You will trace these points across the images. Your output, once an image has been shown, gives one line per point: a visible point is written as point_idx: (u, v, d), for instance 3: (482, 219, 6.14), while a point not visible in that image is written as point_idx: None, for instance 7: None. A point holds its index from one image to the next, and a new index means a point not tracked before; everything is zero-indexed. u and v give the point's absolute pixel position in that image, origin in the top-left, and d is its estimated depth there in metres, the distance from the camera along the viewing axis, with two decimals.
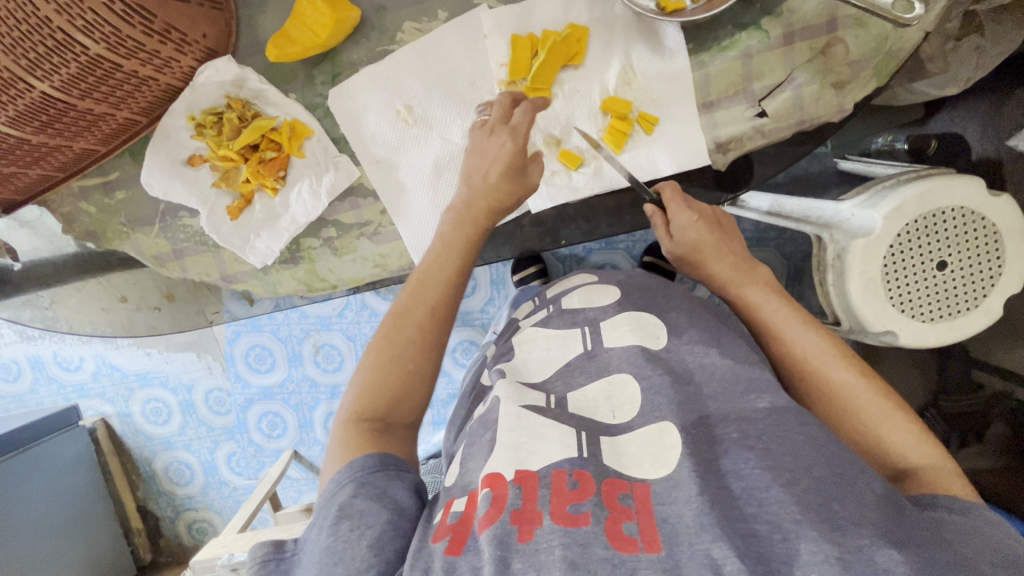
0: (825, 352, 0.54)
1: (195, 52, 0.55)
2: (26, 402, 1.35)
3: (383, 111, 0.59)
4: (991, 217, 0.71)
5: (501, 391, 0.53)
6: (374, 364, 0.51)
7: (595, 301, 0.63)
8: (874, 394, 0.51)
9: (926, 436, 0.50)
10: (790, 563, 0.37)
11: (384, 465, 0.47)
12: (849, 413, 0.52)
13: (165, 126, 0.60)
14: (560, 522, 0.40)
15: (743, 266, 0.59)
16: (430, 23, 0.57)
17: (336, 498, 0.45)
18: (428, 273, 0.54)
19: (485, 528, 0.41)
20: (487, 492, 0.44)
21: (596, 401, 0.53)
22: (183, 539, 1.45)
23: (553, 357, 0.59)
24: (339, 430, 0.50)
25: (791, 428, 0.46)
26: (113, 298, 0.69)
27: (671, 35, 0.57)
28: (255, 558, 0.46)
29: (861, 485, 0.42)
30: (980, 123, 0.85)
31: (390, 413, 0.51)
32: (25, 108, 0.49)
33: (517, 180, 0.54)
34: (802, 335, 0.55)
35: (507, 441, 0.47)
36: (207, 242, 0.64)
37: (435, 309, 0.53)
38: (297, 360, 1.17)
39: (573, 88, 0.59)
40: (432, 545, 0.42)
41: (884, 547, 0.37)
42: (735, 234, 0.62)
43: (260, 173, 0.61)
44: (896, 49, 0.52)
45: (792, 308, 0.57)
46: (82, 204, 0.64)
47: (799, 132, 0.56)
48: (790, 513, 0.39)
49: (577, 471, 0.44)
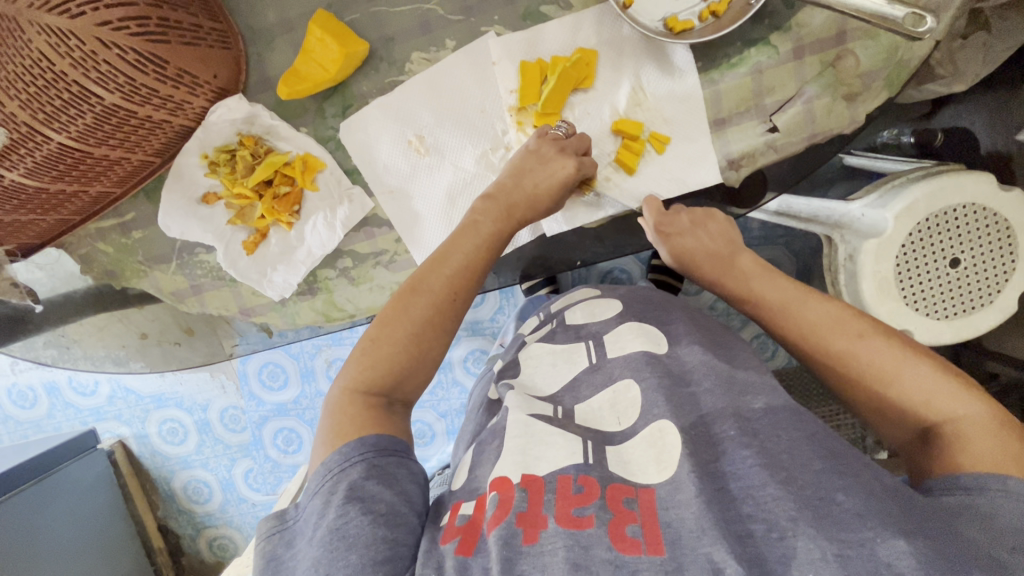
0: (827, 320, 0.55)
1: (207, 92, 0.55)
2: (44, 428, 1.36)
3: (395, 142, 0.59)
4: (1003, 213, 0.71)
5: (510, 402, 0.54)
6: (379, 337, 0.52)
7: (598, 314, 0.63)
8: (878, 352, 0.52)
9: (951, 383, 0.49)
10: (787, 563, 0.39)
11: (396, 450, 0.48)
12: (861, 378, 0.53)
13: (179, 166, 0.60)
14: (564, 524, 0.42)
15: (725, 258, 0.61)
16: (438, 52, 0.57)
17: (346, 476, 0.45)
18: (443, 249, 0.55)
19: (492, 529, 0.43)
20: (496, 495, 0.45)
21: (601, 410, 0.53)
22: (204, 555, 1.46)
23: (559, 371, 0.59)
24: (342, 400, 0.50)
25: (790, 426, 0.47)
26: (133, 335, 0.70)
27: (681, 55, 0.56)
28: (262, 532, 0.48)
29: (867, 477, 0.44)
30: (988, 115, 0.84)
31: (394, 389, 0.51)
32: (44, 159, 0.49)
33: (558, 200, 0.57)
34: (802, 308, 0.56)
35: (514, 445, 0.48)
36: (225, 276, 0.65)
37: (451, 283, 0.54)
38: (310, 376, 1.17)
39: (584, 110, 0.59)
40: (442, 546, 0.44)
41: (892, 538, 0.38)
42: (728, 227, 0.62)
43: (275, 209, 0.61)
44: (907, 58, 0.52)
45: (789, 288, 0.58)
46: (99, 244, 0.65)
47: (812, 146, 0.55)
48: (787, 512, 0.41)
49: (583, 475, 0.46)
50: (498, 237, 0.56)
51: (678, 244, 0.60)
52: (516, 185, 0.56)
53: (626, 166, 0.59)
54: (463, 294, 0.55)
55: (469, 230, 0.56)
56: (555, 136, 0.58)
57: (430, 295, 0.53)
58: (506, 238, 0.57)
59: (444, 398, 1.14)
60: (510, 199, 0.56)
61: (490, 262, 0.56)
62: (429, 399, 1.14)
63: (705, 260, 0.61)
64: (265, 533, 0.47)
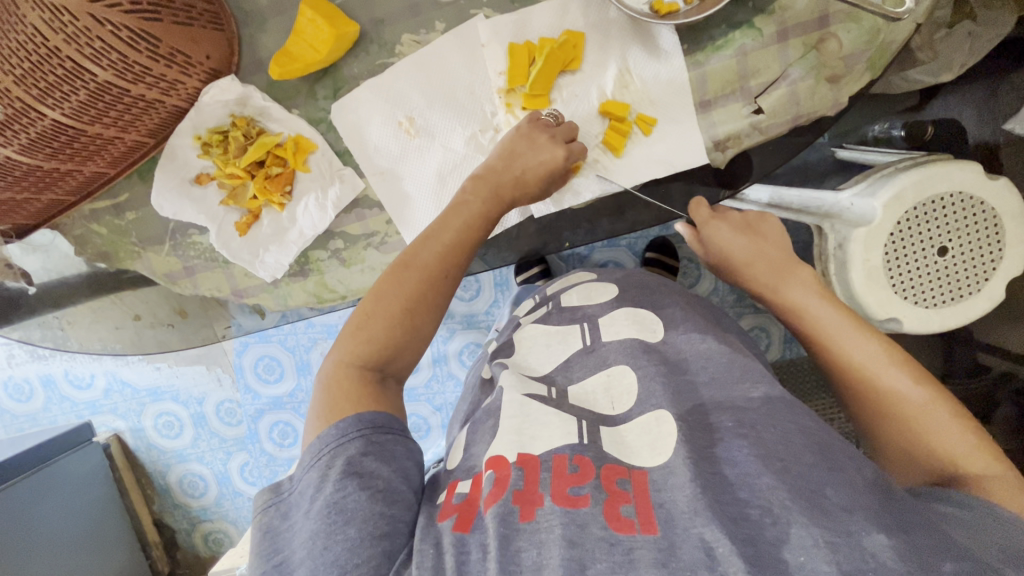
0: (874, 356, 0.56)
1: (200, 73, 0.56)
2: (39, 421, 1.36)
3: (385, 123, 0.60)
4: (990, 202, 0.71)
5: (505, 381, 0.54)
6: (375, 309, 0.53)
7: (595, 297, 0.63)
8: (920, 393, 0.53)
9: (978, 438, 0.50)
10: (778, 546, 0.38)
11: (391, 427, 0.48)
12: (898, 416, 0.54)
13: (172, 146, 0.61)
14: (559, 503, 0.41)
15: (781, 268, 0.65)
16: (428, 35, 0.58)
17: (345, 451, 0.46)
18: (437, 230, 0.56)
19: (489, 506, 0.42)
20: (491, 473, 0.45)
21: (595, 393, 0.53)
22: (198, 550, 1.46)
23: (552, 351, 0.59)
24: (336, 371, 0.51)
25: (783, 416, 0.47)
26: (125, 315, 0.71)
27: (666, 37, 0.57)
28: (259, 505, 0.48)
29: (852, 471, 0.44)
30: (976, 108, 0.84)
31: (387, 364, 0.52)
32: (39, 135, 0.51)
33: (545, 188, 0.59)
34: (849, 338, 0.58)
35: (510, 425, 0.48)
36: (217, 258, 0.66)
37: (443, 262, 0.55)
38: (306, 368, 1.18)
39: (571, 92, 0.60)
40: (439, 523, 0.44)
41: (874, 533, 0.38)
42: (780, 236, 0.68)
43: (266, 189, 0.62)
44: (888, 41, 0.53)
45: (843, 313, 0.59)
46: (92, 225, 0.66)
47: (796, 127, 0.57)
48: (780, 499, 0.40)
49: (578, 455, 0.45)
50: (484, 221, 0.57)
51: (725, 245, 0.67)
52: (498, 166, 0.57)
53: (614, 146, 0.59)
54: (454, 274, 0.56)
55: (456, 210, 0.56)
56: (545, 122, 0.59)
57: (421, 271, 0.54)
58: (493, 221, 0.58)
59: (438, 391, 1.14)
60: (501, 180, 0.57)
61: (479, 240, 0.57)
62: (425, 392, 1.15)
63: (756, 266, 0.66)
64: (261, 506, 0.48)
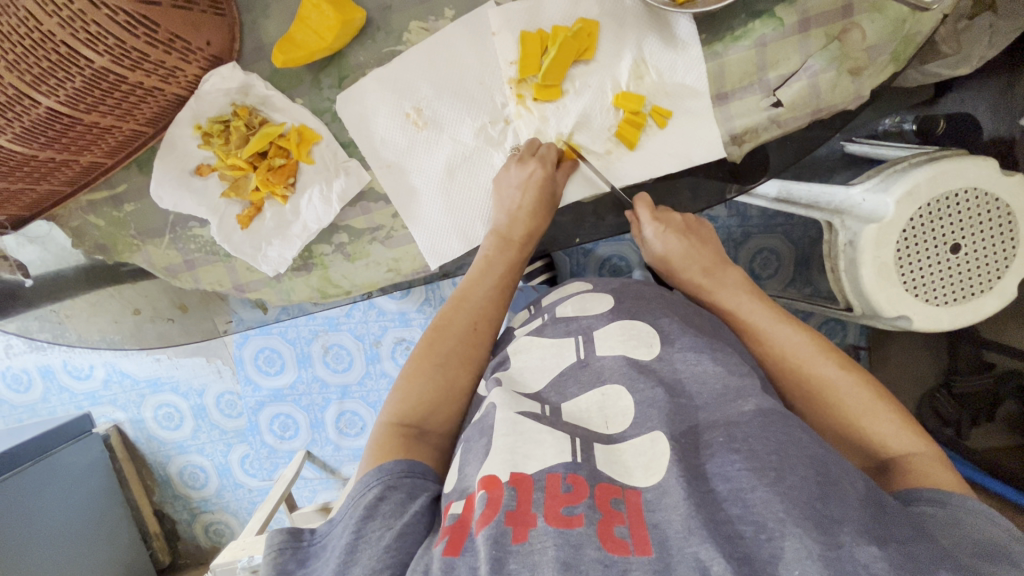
0: (803, 348, 0.53)
1: (200, 60, 0.55)
2: (39, 412, 1.35)
3: (392, 114, 0.59)
4: (1004, 198, 0.68)
5: (498, 399, 0.48)
6: (415, 371, 0.54)
7: (589, 309, 0.58)
8: (851, 386, 0.51)
9: (906, 421, 0.48)
10: (774, 564, 0.34)
11: (413, 472, 0.46)
12: (830, 408, 0.51)
13: (171, 136, 0.60)
14: (553, 523, 0.37)
15: (714, 267, 0.62)
16: (437, 21, 0.56)
17: (364, 497, 0.44)
18: (466, 291, 0.59)
19: (481, 529, 0.38)
20: (483, 494, 0.40)
21: (589, 412, 0.48)
22: (200, 540, 1.45)
23: (547, 367, 0.53)
24: (378, 433, 0.50)
25: (779, 430, 0.41)
26: (125, 309, 0.69)
27: (684, 27, 0.55)
28: (271, 544, 0.44)
29: (845, 484, 0.39)
30: (991, 103, 0.79)
31: (425, 421, 0.52)
32: (32, 124, 0.50)
33: (552, 194, 0.60)
34: (776, 333, 0.55)
35: (502, 445, 0.43)
36: (219, 251, 0.65)
37: (477, 321, 0.58)
38: (307, 361, 1.16)
39: (584, 83, 0.58)
40: (432, 549, 0.39)
41: (864, 543, 0.34)
42: (714, 236, 0.65)
43: (269, 181, 0.61)
44: (914, 32, 0.51)
45: (766, 306, 0.57)
46: (91, 217, 0.65)
47: (817, 120, 0.55)
48: (775, 512, 0.36)
49: (572, 474, 0.41)
50: (511, 269, 0.61)
51: (663, 243, 0.62)
52: (517, 213, 0.59)
53: (627, 139, 0.57)
54: (484, 328, 0.58)
55: (486, 271, 0.60)
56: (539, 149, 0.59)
57: (455, 332, 0.57)
58: (519, 267, 0.62)
59: None
60: (520, 236, 0.60)
61: (508, 296, 0.61)
62: None
63: (686, 260, 0.62)
64: (274, 546, 0.44)
